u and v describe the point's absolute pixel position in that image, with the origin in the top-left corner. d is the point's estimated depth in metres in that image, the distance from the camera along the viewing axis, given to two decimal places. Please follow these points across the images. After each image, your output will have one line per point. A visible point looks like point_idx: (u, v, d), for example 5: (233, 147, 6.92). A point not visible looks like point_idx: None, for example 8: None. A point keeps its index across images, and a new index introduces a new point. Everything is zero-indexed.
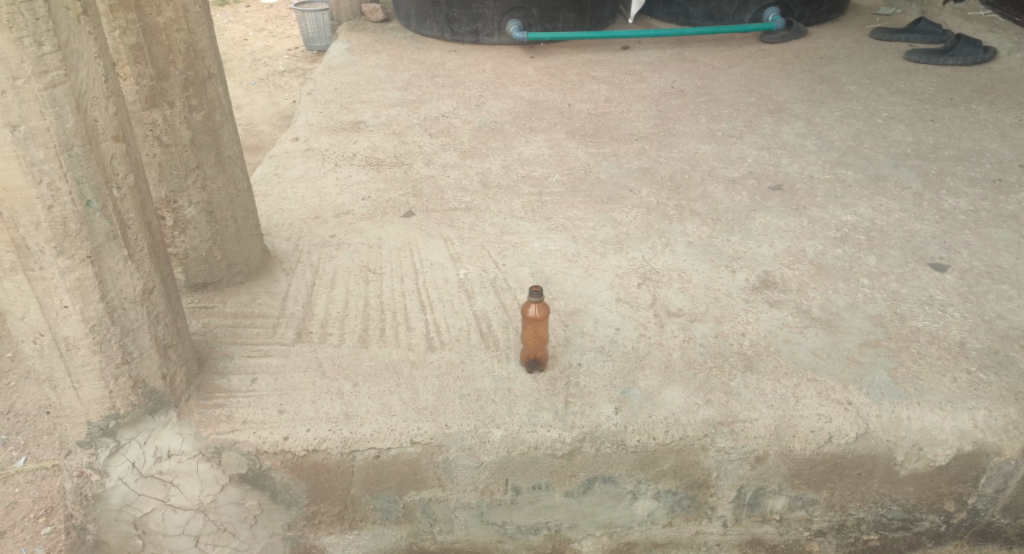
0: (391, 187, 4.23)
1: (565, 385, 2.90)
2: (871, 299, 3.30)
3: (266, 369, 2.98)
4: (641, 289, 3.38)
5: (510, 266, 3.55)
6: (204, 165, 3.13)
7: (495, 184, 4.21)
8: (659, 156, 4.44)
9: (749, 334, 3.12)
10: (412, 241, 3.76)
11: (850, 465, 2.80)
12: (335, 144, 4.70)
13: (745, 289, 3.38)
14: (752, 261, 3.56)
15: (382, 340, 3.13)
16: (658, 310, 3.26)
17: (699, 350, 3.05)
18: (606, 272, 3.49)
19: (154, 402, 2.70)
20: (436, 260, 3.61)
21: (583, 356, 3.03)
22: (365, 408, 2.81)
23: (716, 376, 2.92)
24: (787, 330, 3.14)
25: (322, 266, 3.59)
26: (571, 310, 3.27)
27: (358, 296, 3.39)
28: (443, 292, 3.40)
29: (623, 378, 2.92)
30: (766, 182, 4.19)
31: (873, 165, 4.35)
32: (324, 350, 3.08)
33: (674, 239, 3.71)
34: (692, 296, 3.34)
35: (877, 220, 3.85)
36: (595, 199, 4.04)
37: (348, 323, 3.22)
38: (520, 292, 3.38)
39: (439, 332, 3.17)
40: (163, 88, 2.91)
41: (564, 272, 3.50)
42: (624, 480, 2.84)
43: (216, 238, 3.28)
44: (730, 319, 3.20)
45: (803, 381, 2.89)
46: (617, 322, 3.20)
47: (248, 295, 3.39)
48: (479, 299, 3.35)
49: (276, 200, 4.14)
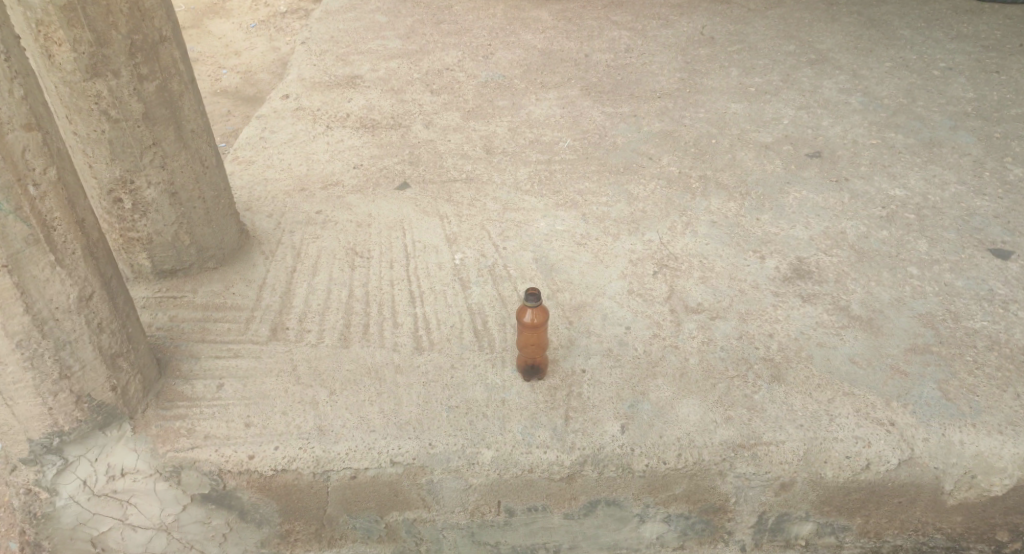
0: (386, 153, 3.86)
1: (566, 396, 2.57)
2: (920, 294, 2.91)
3: (235, 373, 2.68)
4: (656, 279, 3.03)
5: (512, 251, 3.19)
6: (162, 142, 2.79)
7: (499, 151, 3.82)
8: (683, 117, 4.00)
9: (777, 337, 2.77)
10: (406, 219, 3.41)
11: (889, 493, 2.45)
12: (328, 102, 4.30)
13: (774, 279, 3.01)
14: (783, 246, 3.17)
15: (365, 338, 2.82)
16: (673, 305, 2.91)
17: (719, 356, 2.71)
18: (617, 258, 3.13)
19: (103, 415, 2.42)
20: (430, 242, 3.26)
21: (588, 361, 2.70)
22: (341, 422, 2.51)
23: (736, 388, 2.59)
24: (820, 332, 2.78)
25: (305, 248, 3.26)
26: (577, 303, 2.93)
27: (342, 285, 3.06)
28: (435, 281, 3.06)
29: (631, 389, 2.59)
30: (804, 148, 3.74)
31: (928, 127, 3.85)
32: (300, 349, 2.77)
33: (695, 217, 3.33)
34: (713, 287, 2.99)
35: (929, 195, 3.40)
36: (610, 168, 3.64)
37: (329, 319, 2.90)
38: (521, 281, 3.04)
39: (429, 329, 2.84)
40: (106, 55, 2.54)
41: (571, 256, 3.15)
42: (630, 504, 2.52)
43: (182, 221, 2.97)
44: (757, 317, 2.85)
45: (837, 395, 2.54)
46: (628, 319, 2.86)
47: (221, 283, 3.08)
48: (475, 289, 3.01)
49: (261, 168, 3.79)
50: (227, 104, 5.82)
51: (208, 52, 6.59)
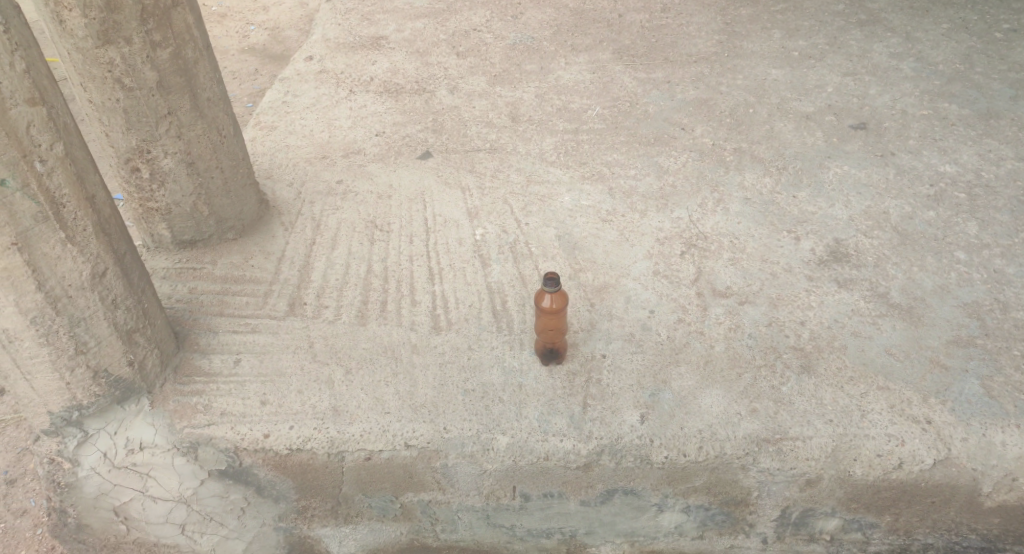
0: (410, 120, 3.76)
1: (586, 383, 2.49)
2: (966, 281, 2.77)
3: (252, 349, 2.62)
4: (684, 260, 2.92)
5: (536, 227, 3.10)
6: (177, 111, 2.71)
7: (525, 119, 3.70)
8: (719, 84, 3.81)
9: (809, 325, 2.65)
10: (428, 190, 3.32)
11: (922, 493, 2.33)
12: (352, 64, 4.19)
13: (809, 262, 2.88)
14: (820, 226, 3.03)
15: (382, 316, 2.75)
16: (701, 289, 2.81)
17: (746, 344, 2.60)
18: (644, 237, 3.02)
19: (120, 390, 2.40)
20: (451, 215, 3.18)
21: (609, 346, 2.61)
22: (356, 402, 2.45)
23: (763, 379, 2.48)
24: (856, 320, 2.65)
25: (324, 219, 3.19)
26: (601, 285, 2.84)
27: (361, 259, 2.99)
28: (455, 258, 2.99)
29: (654, 377, 2.50)
30: (848, 120, 3.55)
31: (984, 97, 3.63)
32: (316, 325, 2.71)
33: (728, 194, 3.19)
34: (743, 270, 2.87)
35: (983, 172, 3.23)
36: (640, 139, 3.51)
37: (346, 294, 2.84)
38: (543, 259, 2.95)
39: (448, 308, 2.78)
40: (117, 21, 2.46)
41: (597, 234, 3.05)
42: (649, 493, 2.44)
43: (201, 191, 2.91)
44: (789, 302, 2.74)
45: (871, 390, 2.42)
46: (652, 302, 2.76)
47: (241, 254, 3.01)
48: (496, 268, 2.93)
49: (282, 134, 3.72)
50: (253, 62, 5.72)
51: (236, 7, 6.47)
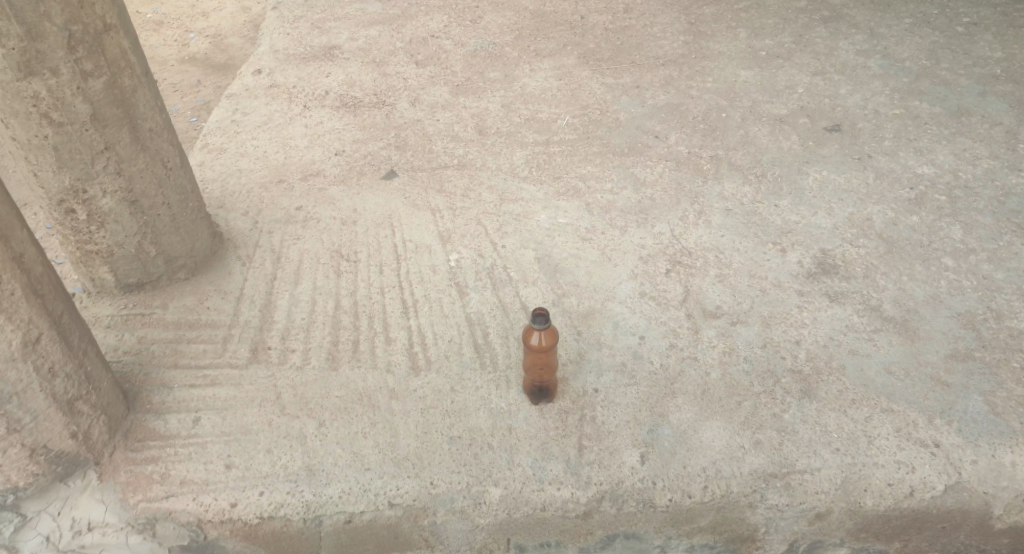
0: (370, 137, 3.55)
1: (579, 422, 2.35)
2: (958, 290, 2.69)
3: (213, 404, 2.40)
4: (669, 279, 2.79)
5: (512, 250, 2.92)
6: (116, 145, 2.45)
7: (493, 132, 3.54)
8: (690, 88, 3.70)
9: (805, 345, 2.55)
10: (394, 213, 3.12)
11: (932, 519, 2.25)
12: (304, 77, 3.95)
13: (798, 276, 2.78)
14: (805, 236, 2.92)
15: (355, 358, 2.55)
16: (691, 310, 2.68)
17: (742, 369, 2.48)
18: (626, 255, 2.88)
19: (63, 465, 2.17)
20: (422, 241, 2.98)
21: (601, 380, 2.47)
22: (332, 460, 2.26)
23: (764, 407, 2.37)
24: (851, 337, 2.56)
25: (285, 251, 2.96)
26: (586, 310, 2.68)
27: (327, 293, 2.78)
28: (430, 288, 2.79)
29: (650, 411, 2.37)
30: (822, 121, 3.47)
31: (955, 93, 3.58)
32: (283, 375, 2.49)
33: (709, 205, 3.07)
34: (732, 287, 2.75)
35: (960, 172, 3.16)
36: (613, 150, 3.37)
37: (314, 335, 2.62)
38: (523, 285, 2.78)
39: (425, 345, 2.59)
40: (40, 50, 2.19)
41: (576, 255, 2.89)
42: (651, 536, 2.32)
43: (146, 231, 2.65)
44: (781, 321, 2.63)
45: (875, 413, 2.33)
46: (641, 327, 2.62)
47: (193, 296, 2.77)
48: (473, 296, 2.75)
49: (233, 157, 3.46)
50: (196, 72, 5.39)
51: (174, 13, 6.12)
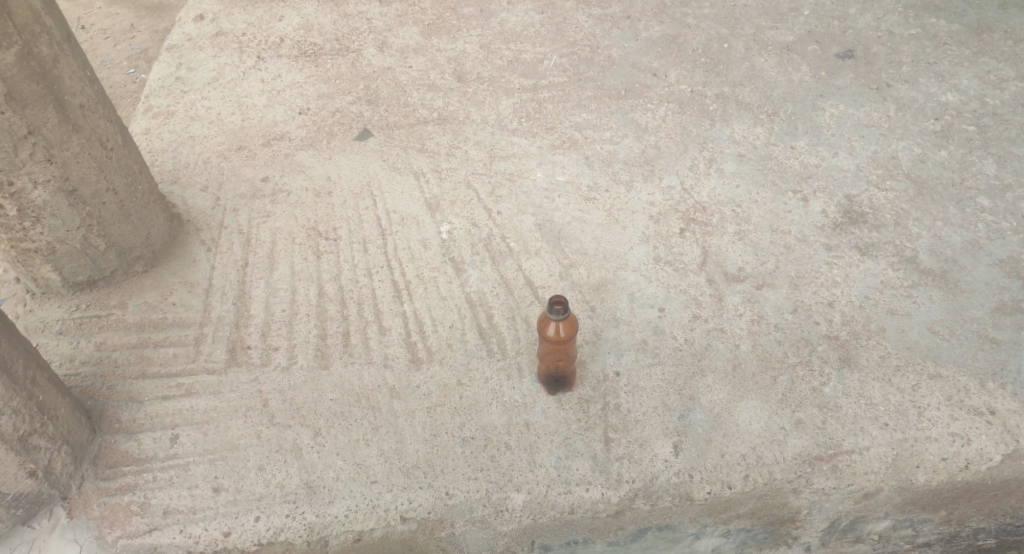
0: (337, 90, 3.18)
1: (603, 412, 2.13)
2: (997, 233, 2.50)
3: (191, 419, 2.11)
4: (684, 240, 2.54)
5: (510, 216, 2.64)
6: (41, 127, 2.06)
7: (474, 77, 3.19)
8: (686, 15, 3.36)
9: (838, 307, 2.34)
10: (374, 179, 2.80)
11: (987, 488, 2.09)
12: (254, 22, 3.52)
13: (824, 228, 2.55)
14: (827, 182, 2.68)
15: (347, 353, 2.28)
16: (712, 275, 2.44)
17: (775, 339, 2.27)
18: (635, 215, 2.62)
19: (24, 507, 1.91)
20: (408, 210, 2.68)
21: (621, 361, 2.24)
22: (333, 474, 2.00)
23: (802, 381, 2.17)
24: (888, 294, 2.36)
25: (254, 231, 2.63)
26: (597, 282, 2.44)
27: (308, 280, 2.48)
28: (422, 266, 2.51)
29: (680, 395, 2.16)
30: (832, 47, 3.17)
31: (972, 8, 3.30)
32: (267, 378, 2.21)
33: (720, 151, 2.80)
34: (754, 245, 2.52)
35: (987, 98, 2.92)
36: (609, 92, 3.06)
37: (297, 329, 2.34)
38: (526, 257, 2.52)
39: (424, 333, 2.33)
40: None
41: (581, 217, 2.63)
42: (685, 525, 2.10)
43: (90, 222, 2.28)
44: (811, 281, 2.41)
45: (922, 381, 2.14)
46: (660, 298, 2.39)
47: (155, 290, 2.44)
48: (472, 274, 2.48)
49: (182, 121, 3.07)
50: (128, 16, 4.84)
51: None
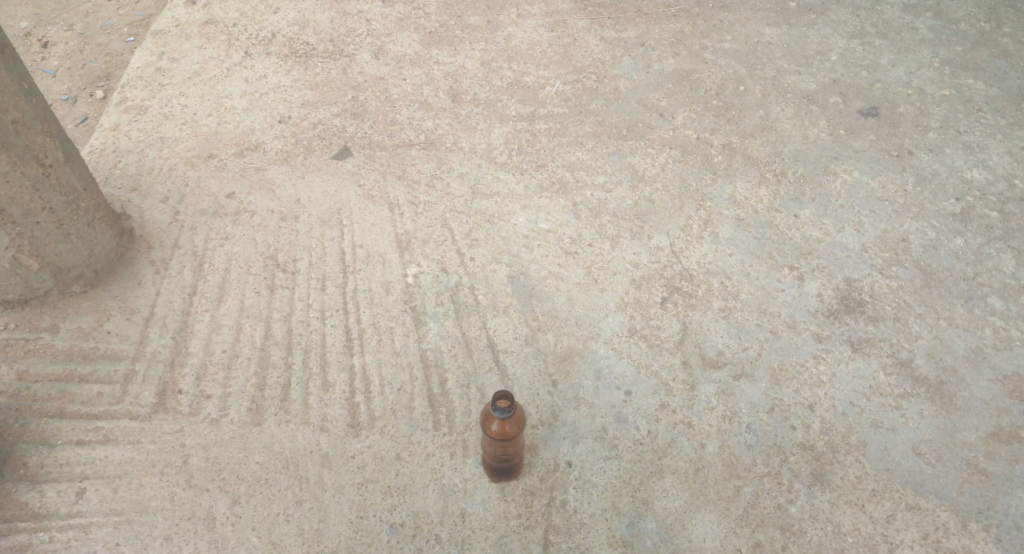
0: (322, 98, 2.98)
1: (546, 509, 1.98)
2: (1005, 342, 2.27)
3: (103, 471, 2.03)
4: (664, 311, 2.33)
5: (481, 264, 2.43)
6: None
7: (468, 98, 2.98)
8: (704, 49, 3.12)
9: (819, 411, 2.14)
10: (344, 205, 2.62)
11: None
12: (248, 12, 3.32)
13: (816, 315, 2.33)
14: (829, 260, 2.45)
15: (284, 410, 2.14)
16: (687, 356, 2.24)
17: (744, 442, 2.09)
18: (616, 277, 2.41)
19: None
20: (374, 246, 2.49)
21: (575, 450, 2.07)
22: (246, 553, 1.92)
23: (766, 496, 2.00)
24: (875, 403, 2.15)
25: (209, 254, 2.47)
26: (563, 352, 2.24)
27: (256, 318, 2.33)
28: (380, 313, 2.32)
29: (632, 497, 1.99)
30: (857, 102, 2.92)
31: (1016, 71, 3.03)
32: (195, 431, 2.11)
33: (717, 212, 2.58)
34: (738, 326, 2.31)
35: (1017, 180, 2.67)
36: (609, 131, 2.84)
37: (237, 376, 2.21)
38: (492, 314, 2.31)
39: (369, 394, 2.17)
40: None
41: (557, 274, 2.42)
42: None
43: (21, 242, 2.14)
44: (794, 376, 2.20)
45: (897, 511, 1.97)
46: (628, 378, 2.19)
47: (92, 315, 2.31)
48: (431, 327, 2.29)
49: (155, 118, 2.89)
50: None
51: None
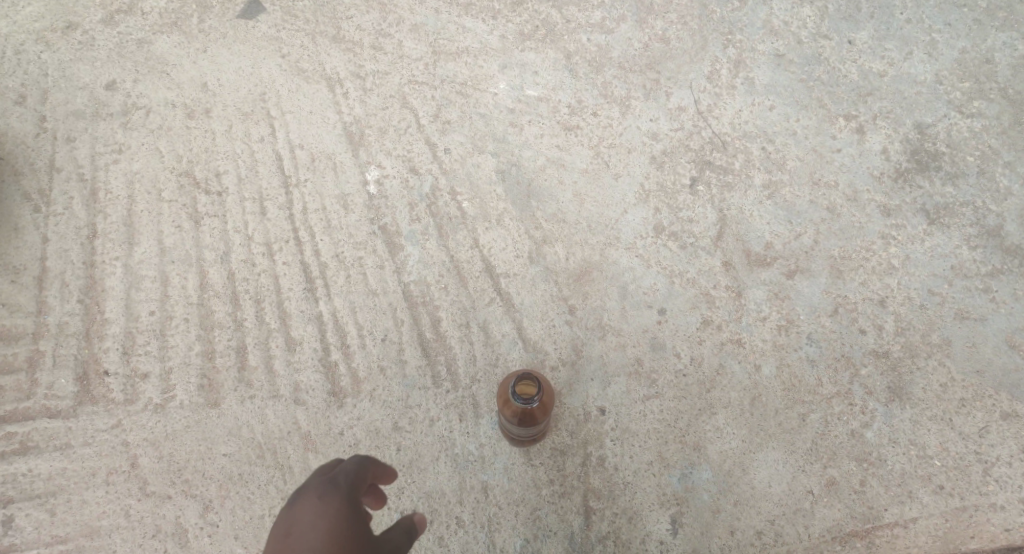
0: None
1: (582, 471, 1.65)
2: None
3: (31, 491, 1.61)
4: (696, 197, 1.87)
5: (460, 157, 1.90)
6: None
7: None
8: None
9: (892, 306, 1.80)
10: (269, 87, 1.98)
11: None
12: None
13: (882, 178, 1.90)
14: (894, 102, 1.97)
15: (243, 383, 1.70)
16: (729, 257, 1.82)
17: (807, 357, 1.75)
18: (633, 153, 1.91)
19: None
20: (319, 143, 1.92)
21: (608, 392, 1.71)
22: None
23: (838, 422, 1.70)
24: (958, 289, 1.81)
25: (101, 177, 1.88)
26: (578, 267, 1.80)
27: (183, 262, 1.81)
28: (343, 238, 1.83)
29: (682, 443, 1.68)
30: None
31: None
32: (137, 424, 1.67)
33: (750, 47, 2.02)
34: (789, 206, 1.87)
35: None
36: None
37: (173, 345, 1.74)
38: (484, 225, 1.84)
39: (347, 349, 1.73)
40: None
41: (559, 158, 1.90)
42: None
43: None
44: (857, 264, 1.83)
45: (991, 422, 1.70)
46: (661, 293, 1.79)
47: None
48: (410, 252, 1.81)
49: None
50: None
51: None
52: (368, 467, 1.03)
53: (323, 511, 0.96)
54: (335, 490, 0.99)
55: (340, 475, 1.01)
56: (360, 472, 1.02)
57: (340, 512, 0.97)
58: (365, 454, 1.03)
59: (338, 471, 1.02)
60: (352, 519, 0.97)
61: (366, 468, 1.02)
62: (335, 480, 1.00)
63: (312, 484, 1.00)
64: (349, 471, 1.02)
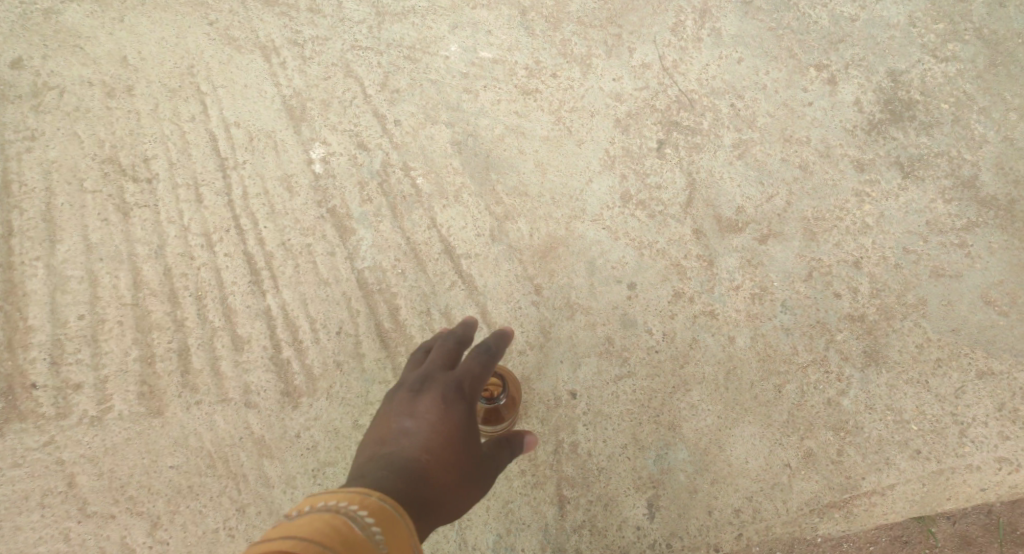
0: None
1: (554, 458, 1.59)
2: None
3: None
4: (663, 161, 1.77)
5: (411, 129, 1.77)
6: None
7: None
8: None
9: (867, 268, 1.73)
10: (197, 58, 1.81)
11: None
12: None
13: (856, 131, 1.81)
14: (867, 48, 1.87)
15: (189, 389, 1.60)
16: (699, 224, 1.74)
17: (781, 326, 1.69)
18: (596, 116, 1.79)
19: None
20: (257, 119, 1.77)
21: (578, 375, 1.64)
22: None
23: (814, 391, 1.66)
24: (934, 245, 1.75)
25: (14, 168, 1.72)
26: (542, 243, 1.70)
27: (113, 260, 1.68)
28: (289, 224, 1.70)
29: (655, 423, 1.62)
30: None
31: None
32: (74, 440, 1.57)
33: None
34: (760, 165, 1.78)
35: None
36: None
37: (110, 351, 1.62)
38: (441, 203, 1.72)
39: (300, 345, 1.63)
40: None
41: (517, 125, 1.78)
42: None
43: None
44: (832, 225, 1.76)
45: (967, 383, 1.66)
46: (629, 267, 1.70)
47: None
48: (362, 236, 1.70)
49: None
50: None
51: None
52: (488, 364, 1.23)
53: (449, 409, 1.15)
54: (457, 395, 1.17)
55: (465, 376, 1.20)
56: (482, 370, 1.22)
57: (463, 411, 1.16)
58: (488, 349, 1.24)
59: (461, 365, 1.22)
60: (473, 419, 1.16)
61: (488, 366, 1.23)
62: (460, 384, 1.19)
63: (440, 380, 1.19)
64: (471, 368, 1.21)
